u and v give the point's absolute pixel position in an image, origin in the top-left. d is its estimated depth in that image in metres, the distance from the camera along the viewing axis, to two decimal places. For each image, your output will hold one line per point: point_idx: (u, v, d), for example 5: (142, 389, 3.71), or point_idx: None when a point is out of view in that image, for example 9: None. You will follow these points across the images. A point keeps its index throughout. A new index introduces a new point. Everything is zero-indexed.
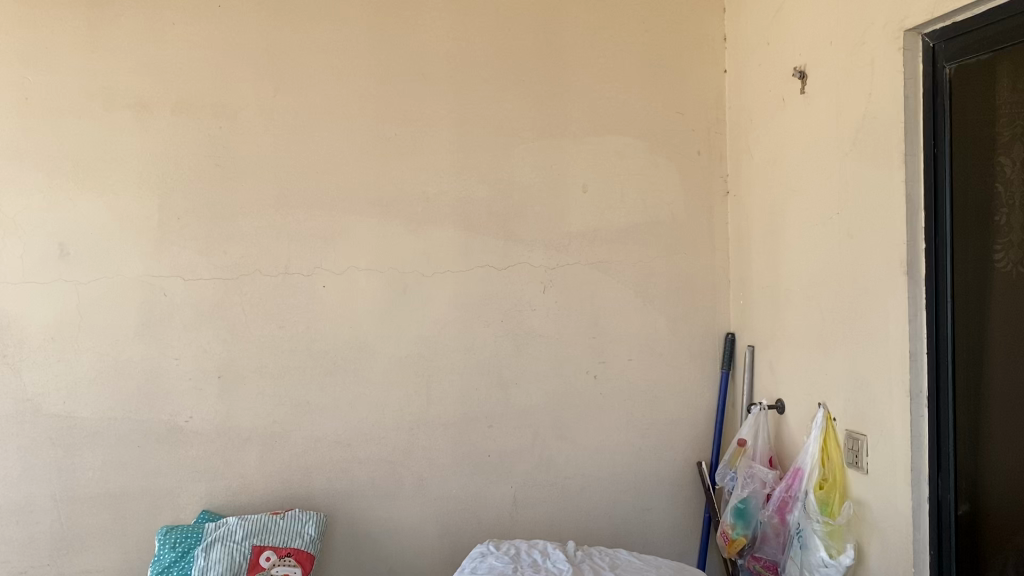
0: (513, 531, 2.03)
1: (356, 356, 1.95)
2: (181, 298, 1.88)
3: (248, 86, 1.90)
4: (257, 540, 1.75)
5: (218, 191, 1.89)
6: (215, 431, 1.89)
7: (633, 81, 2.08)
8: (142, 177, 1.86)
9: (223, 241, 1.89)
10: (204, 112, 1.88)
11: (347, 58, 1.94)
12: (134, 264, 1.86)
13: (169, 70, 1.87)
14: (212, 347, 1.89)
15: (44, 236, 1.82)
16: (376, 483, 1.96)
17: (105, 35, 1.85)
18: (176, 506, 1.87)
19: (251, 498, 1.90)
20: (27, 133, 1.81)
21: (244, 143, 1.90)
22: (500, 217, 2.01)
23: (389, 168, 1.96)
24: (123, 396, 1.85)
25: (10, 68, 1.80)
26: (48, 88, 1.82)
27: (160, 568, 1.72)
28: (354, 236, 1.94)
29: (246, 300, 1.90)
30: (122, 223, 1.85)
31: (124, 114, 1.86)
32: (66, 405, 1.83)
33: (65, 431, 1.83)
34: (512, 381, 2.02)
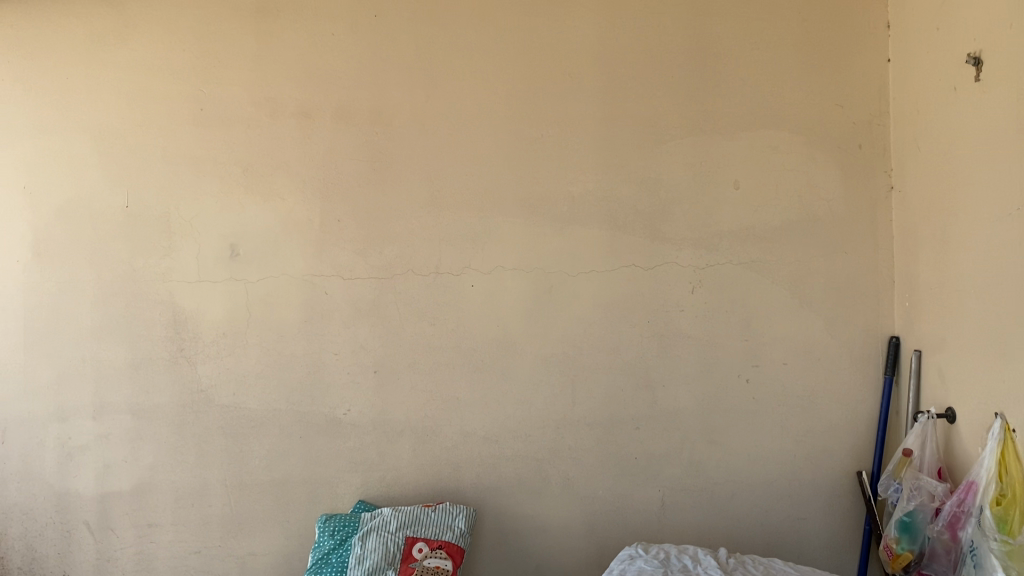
0: (661, 534, 1.99)
1: (503, 355, 1.97)
2: (339, 296, 1.96)
3: (401, 91, 1.97)
4: (410, 532, 1.80)
5: (373, 193, 1.96)
6: (371, 423, 1.96)
7: (787, 73, 2.00)
8: (303, 181, 1.96)
9: (379, 241, 1.96)
10: (361, 118, 1.96)
11: (495, 60, 1.97)
12: (297, 264, 1.96)
13: (328, 78, 1.96)
14: (368, 343, 1.96)
15: (217, 238, 1.95)
16: (523, 481, 1.98)
17: (270, 47, 1.96)
18: (334, 495, 1.96)
19: (404, 490, 1.96)
20: (202, 142, 1.95)
21: (397, 146, 1.96)
22: (649, 216, 1.98)
23: (535, 168, 1.97)
24: (286, 389, 1.95)
25: (187, 82, 1.95)
26: (221, 100, 1.95)
27: (320, 554, 1.80)
28: (503, 236, 1.97)
29: (399, 298, 1.97)
30: (286, 225, 1.96)
31: (288, 122, 1.96)
32: (236, 396, 1.95)
33: (234, 421, 1.95)
34: (659, 383, 1.99)
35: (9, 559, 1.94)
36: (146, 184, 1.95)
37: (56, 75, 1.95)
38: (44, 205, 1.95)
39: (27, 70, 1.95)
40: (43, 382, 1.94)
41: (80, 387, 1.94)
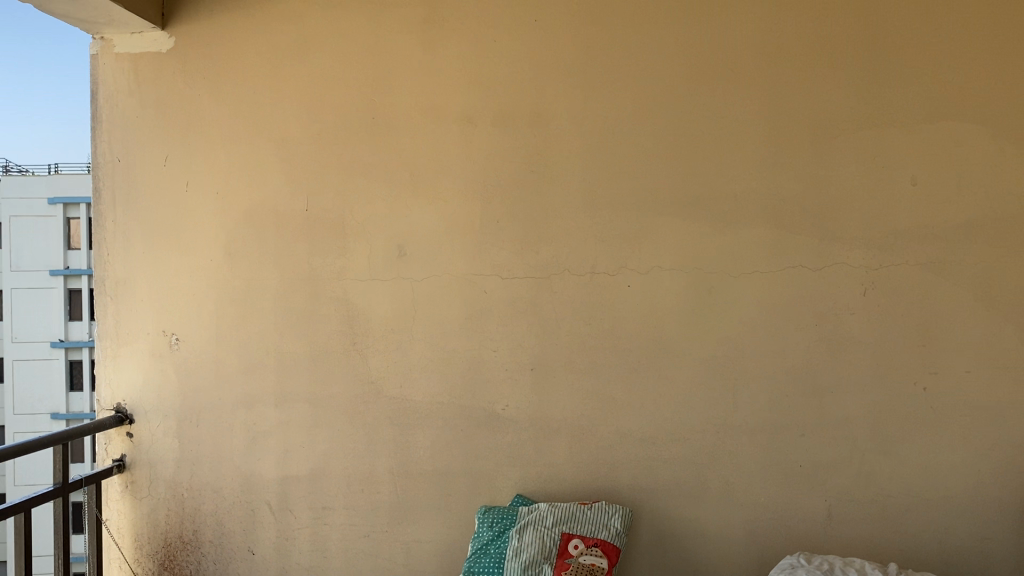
0: (828, 546, 1.91)
1: (662, 357, 1.96)
2: (499, 295, 2.01)
3: (560, 93, 1.99)
4: (566, 528, 1.82)
5: (533, 195, 2.00)
6: (530, 420, 2.00)
7: (969, 59, 1.87)
8: (466, 184, 2.03)
9: (537, 241, 2.00)
10: (522, 121, 2.01)
11: (655, 60, 1.96)
12: (460, 264, 2.03)
13: (490, 82, 2.02)
14: (527, 341, 2.00)
15: (386, 239, 2.06)
16: (681, 483, 1.95)
17: (436, 54, 2.04)
18: (493, 488, 2.01)
19: (561, 487, 1.99)
20: (373, 147, 2.06)
21: (557, 147, 1.99)
22: (816, 215, 1.91)
23: (695, 167, 1.95)
24: (449, 384, 2.03)
25: (359, 90, 2.07)
26: (390, 106, 2.06)
27: (480, 544, 1.86)
28: (661, 236, 1.96)
29: (557, 298, 1.99)
30: (450, 226, 2.03)
31: (452, 127, 2.03)
32: (403, 388, 2.05)
33: (401, 413, 2.05)
34: (827, 389, 1.91)
35: (201, 533, 2.12)
36: (322, 188, 2.08)
37: (245, 89, 2.12)
38: (234, 210, 2.12)
39: (221, 86, 2.13)
40: (233, 372, 2.11)
41: (265, 377, 2.10)
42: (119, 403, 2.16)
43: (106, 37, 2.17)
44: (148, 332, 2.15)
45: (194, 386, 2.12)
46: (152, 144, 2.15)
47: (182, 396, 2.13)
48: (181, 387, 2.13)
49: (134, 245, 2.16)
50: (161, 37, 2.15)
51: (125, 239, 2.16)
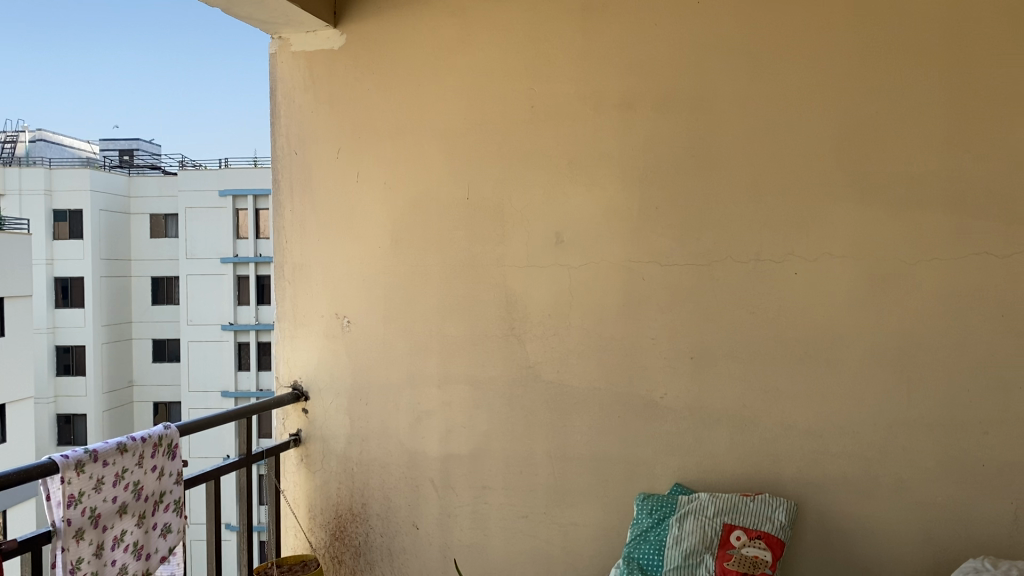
0: (1013, 551, 1.80)
1: (829, 347, 1.89)
2: (658, 282, 2.00)
3: (723, 77, 1.95)
4: (728, 519, 1.79)
5: (694, 182, 1.97)
6: (689, 409, 1.98)
7: None
8: (625, 172, 2.02)
9: (698, 228, 1.97)
10: (684, 106, 1.98)
11: (825, 37, 1.88)
12: (618, 251, 2.03)
13: (651, 69, 2.00)
14: (687, 330, 1.98)
15: (545, 226, 2.08)
16: (850, 479, 1.88)
17: (596, 42, 2.04)
18: (651, 475, 2.01)
19: (721, 477, 1.96)
20: (532, 135, 2.09)
21: (719, 133, 1.95)
22: (1004, 198, 1.78)
23: (868, 151, 1.86)
24: (607, 371, 2.04)
25: (519, 80, 2.10)
26: (549, 96, 2.07)
27: (639, 531, 1.87)
28: (830, 221, 1.89)
29: (719, 286, 1.96)
30: (608, 214, 2.03)
31: (611, 113, 2.03)
32: (561, 373, 2.07)
33: (558, 398, 2.07)
34: (1014, 385, 1.78)
35: (369, 506, 2.23)
36: (483, 176, 2.13)
37: (408, 82, 2.19)
38: (400, 199, 2.20)
39: (387, 79, 2.21)
40: (398, 354, 2.20)
41: (428, 360, 2.18)
42: (296, 380, 2.31)
43: (283, 37, 2.30)
44: (322, 314, 2.28)
45: (363, 367, 2.23)
46: (324, 138, 2.27)
47: (351, 375, 2.25)
48: (351, 367, 2.25)
49: (309, 231, 2.29)
50: (332, 35, 2.26)
51: (301, 227, 2.29)
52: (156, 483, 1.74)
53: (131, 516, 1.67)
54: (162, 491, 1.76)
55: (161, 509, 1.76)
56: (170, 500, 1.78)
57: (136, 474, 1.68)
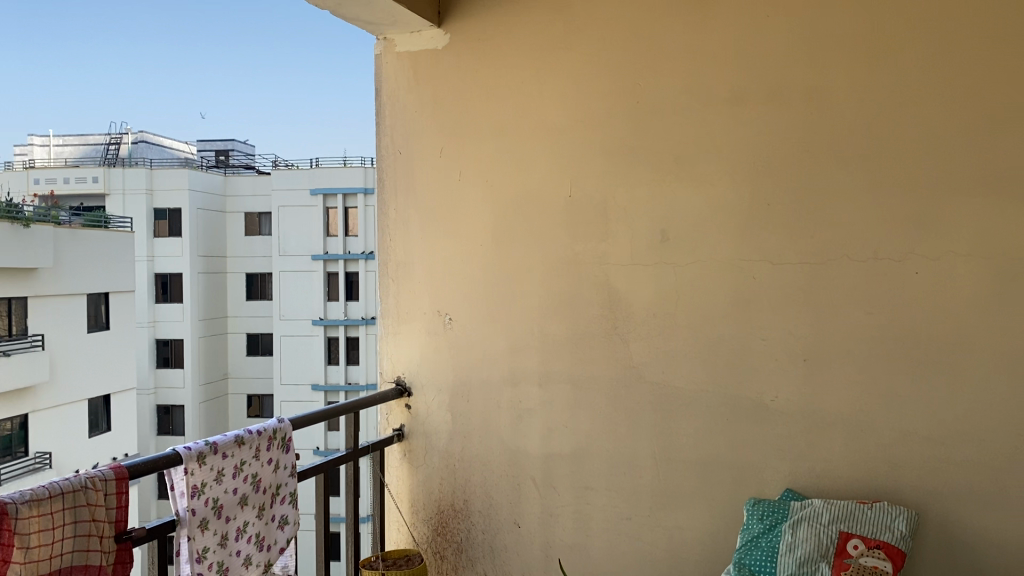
0: None
1: (953, 350, 1.80)
2: (768, 281, 1.95)
3: (840, 68, 1.88)
4: (845, 527, 1.73)
5: (808, 179, 1.91)
6: (800, 413, 1.92)
7: None
8: (734, 168, 1.97)
9: (810, 226, 1.91)
10: (797, 101, 1.91)
11: (952, 25, 1.79)
12: (726, 249, 1.98)
13: (762, 62, 1.94)
14: (799, 331, 1.92)
15: (650, 224, 2.05)
16: (974, 489, 1.79)
17: (704, 35, 1.99)
18: (761, 480, 1.95)
19: (835, 483, 1.90)
20: (638, 131, 2.06)
21: (835, 127, 1.88)
22: None
23: (998, 144, 1.76)
24: (714, 373, 1.99)
25: (624, 76, 2.07)
26: (656, 91, 2.04)
27: (750, 536, 1.82)
28: (955, 219, 1.80)
29: (834, 286, 1.89)
30: (716, 211, 1.99)
31: (720, 107, 1.98)
32: (666, 373, 2.04)
33: (663, 399, 2.04)
34: None
35: (471, 502, 2.24)
36: (587, 173, 2.11)
37: (510, 79, 2.19)
38: (502, 196, 2.20)
39: (490, 77, 2.21)
40: (500, 351, 2.21)
41: (529, 358, 2.17)
42: (399, 375, 2.34)
43: (389, 37, 2.34)
44: (425, 311, 2.30)
45: (464, 364, 2.25)
46: (428, 137, 2.29)
47: (453, 372, 2.26)
48: (453, 364, 2.26)
49: (412, 229, 2.32)
50: (437, 34, 2.28)
51: (405, 226, 2.33)
52: (273, 475, 1.79)
53: (251, 508, 1.72)
54: (279, 484, 1.81)
55: (278, 501, 1.81)
56: (286, 493, 1.83)
57: (254, 467, 1.73)
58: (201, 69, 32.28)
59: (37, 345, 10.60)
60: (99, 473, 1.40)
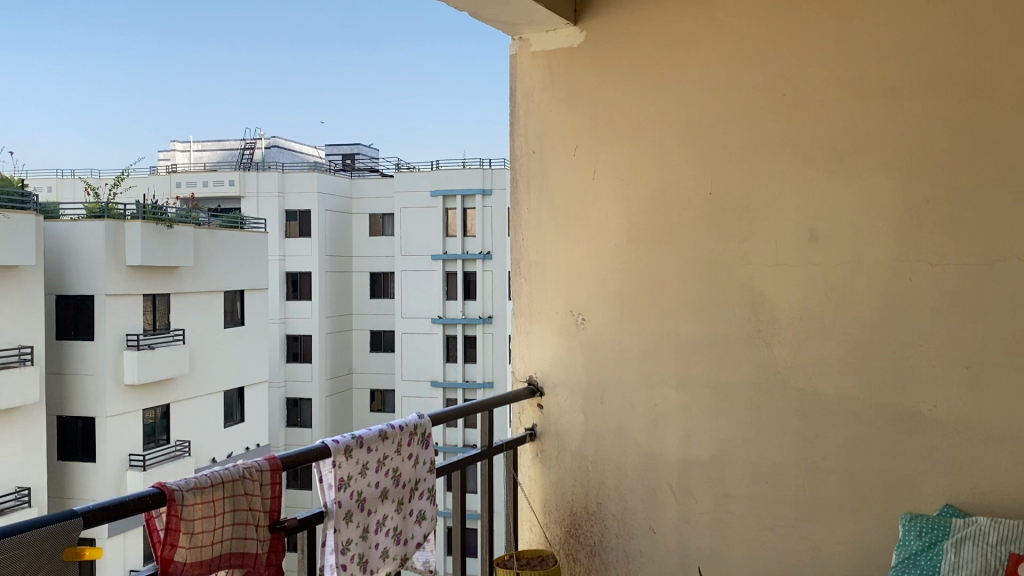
0: None
1: None
2: (925, 283, 1.83)
3: (1010, 53, 1.73)
4: (1015, 548, 1.61)
5: (971, 173, 1.78)
6: (961, 424, 1.80)
7: None
8: (889, 165, 1.86)
9: (975, 223, 1.78)
10: (961, 89, 1.78)
11: None
12: (878, 249, 1.87)
13: (920, 49, 1.82)
14: (960, 336, 1.80)
15: (796, 223, 1.97)
16: None
17: (857, 24, 1.89)
18: (917, 494, 1.84)
19: (1003, 502, 1.76)
20: (784, 126, 1.98)
21: (1003, 117, 1.74)
22: None
23: None
24: (864, 379, 1.89)
25: (771, 69, 1.99)
26: (803, 84, 1.95)
27: (907, 555, 1.73)
28: None
29: (1001, 289, 1.76)
30: (868, 209, 1.88)
31: (873, 99, 1.87)
32: (812, 379, 1.95)
33: (809, 405, 1.95)
34: None
35: (605, 506, 2.21)
36: (727, 170, 2.04)
37: (647, 77, 2.15)
38: (639, 195, 2.16)
39: (627, 74, 2.18)
40: (634, 353, 2.17)
41: (666, 360, 2.12)
42: (531, 375, 2.35)
43: (524, 37, 2.35)
44: (558, 311, 2.29)
45: (598, 365, 2.22)
46: (562, 136, 2.28)
47: (586, 373, 2.24)
48: (585, 365, 2.24)
49: (545, 228, 2.31)
50: (573, 32, 2.26)
51: (539, 226, 2.32)
52: (412, 470, 1.81)
53: (390, 502, 1.75)
54: (418, 479, 1.83)
55: (416, 496, 1.83)
56: (425, 488, 1.85)
57: (395, 461, 1.76)
58: (341, 77, 34.43)
59: (178, 339, 11.38)
60: (255, 463, 1.46)
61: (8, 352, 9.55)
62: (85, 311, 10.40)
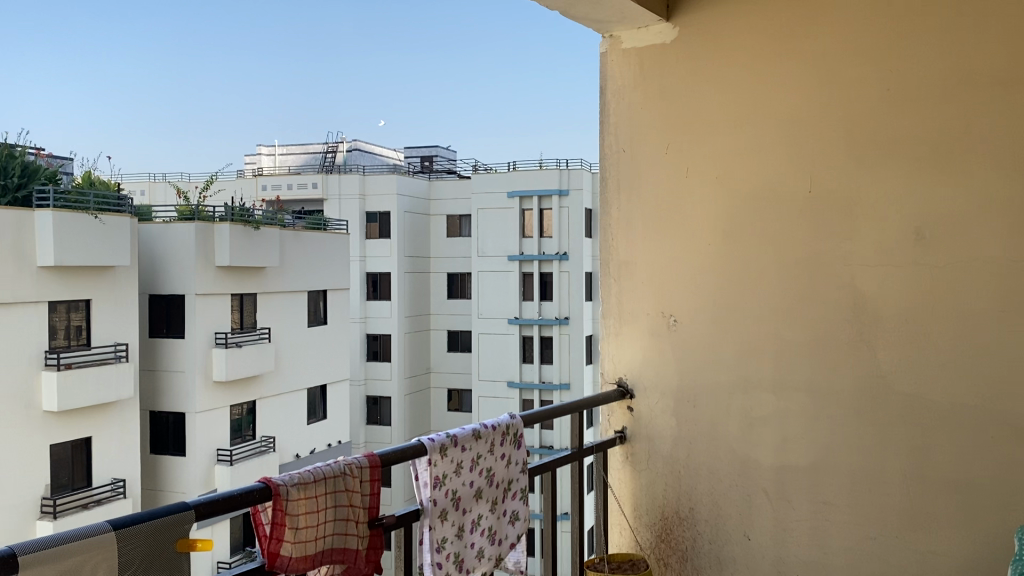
0: None
1: None
2: None
3: None
4: None
5: None
6: None
7: None
8: (1004, 161, 1.77)
9: None
10: None
11: None
12: (993, 249, 1.78)
13: None
14: None
15: (902, 222, 1.89)
16: None
17: (969, 14, 1.80)
18: None
19: None
20: (888, 121, 1.90)
21: None
22: None
23: None
24: (977, 386, 1.80)
25: (874, 64, 1.92)
26: (910, 77, 1.87)
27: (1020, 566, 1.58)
28: None
29: None
30: (982, 206, 1.80)
31: (986, 91, 1.79)
32: (919, 385, 1.87)
33: (916, 412, 1.87)
34: None
35: (697, 511, 2.17)
36: (828, 168, 1.98)
37: (743, 73, 2.10)
38: (733, 194, 2.11)
39: (722, 71, 2.13)
40: (729, 355, 2.12)
41: (762, 363, 2.07)
42: (620, 376, 2.33)
43: (615, 35, 2.34)
44: (650, 312, 2.27)
45: (690, 367, 2.18)
46: (653, 135, 2.25)
47: (677, 375, 2.21)
48: (677, 367, 2.21)
49: (636, 228, 2.29)
50: (665, 28, 2.23)
51: (629, 225, 2.30)
52: (505, 470, 1.81)
53: (484, 502, 1.75)
54: (511, 479, 1.83)
55: (509, 496, 1.83)
56: (518, 488, 1.85)
57: (489, 461, 1.76)
58: None
59: (264, 337, 11.68)
60: (355, 460, 1.50)
61: (104, 349, 9.97)
62: (176, 310, 10.78)
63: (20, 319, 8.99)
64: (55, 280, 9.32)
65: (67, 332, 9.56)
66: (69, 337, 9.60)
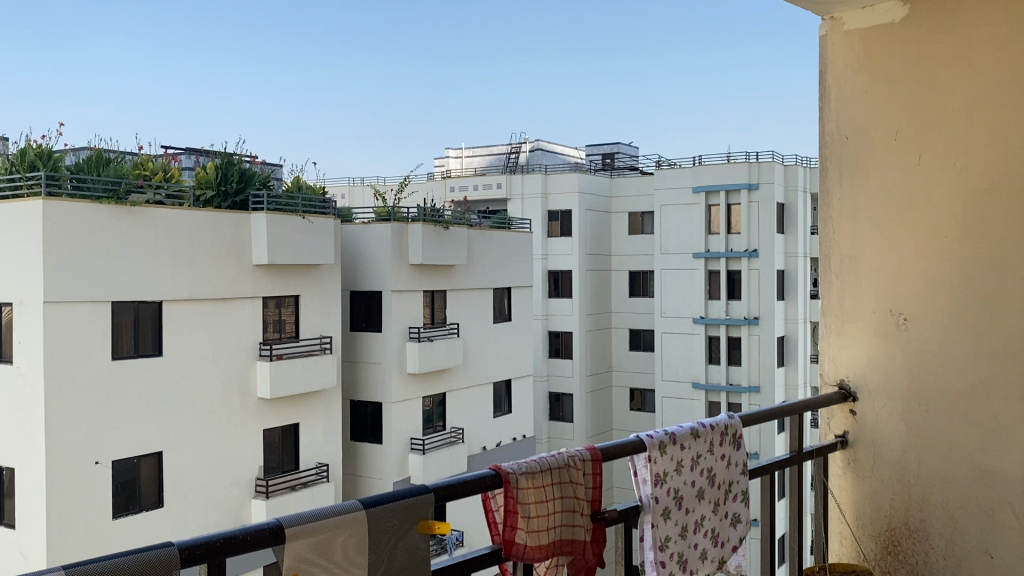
0: None
1: None
2: None
3: None
4: None
5: None
6: None
7: None
8: None
9: None
10: None
11: None
12: None
13: None
14: None
15: None
16: None
17: None
18: None
19: None
20: None
21: None
22: None
23: None
24: None
25: None
26: None
27: None
28: None
29: None
30: None
31: None
32: None
33: None
34: None
35: (929, 523, 2.03)
36: None
37: (985, 48, 1.91)
38: (971, 182, 1.94)
39: (960, 47, 1.96)
40: (969, 357, 1.95)
41: (1007, 368, 1.88)
42: (842, 379, 2.22)
43: (836, 18, 2.24)
44: (877, 310, 2.14)
45: (923, 369, 2.04)
46: (879, 121, 2.13)
47: (908, 377, 2.07)
48: (908, 368, 2.07)
49: (860, 219, 2.17)
50: (893, 7, 2.10)
51: (852, 216, 2.19)
52: (726, 471, 1.76)
53: (707, 502, 1.72)
54: (732, 480, 1.77)
55: (731, 498, 1.78)
56: (739, 490, 1.79)
57: (709, 461, 1.72)
58: None
59: (454, 332, 12.11)
60: (577, 452, 1.53)
61: (311, 340, 10.72)
62: (375, 306, 11.44)
63: (238, 314, 9.85)
64: (269, 278, 10.16)
65: (278, 324, 10.36)
66: (280, 330, 10.41)
